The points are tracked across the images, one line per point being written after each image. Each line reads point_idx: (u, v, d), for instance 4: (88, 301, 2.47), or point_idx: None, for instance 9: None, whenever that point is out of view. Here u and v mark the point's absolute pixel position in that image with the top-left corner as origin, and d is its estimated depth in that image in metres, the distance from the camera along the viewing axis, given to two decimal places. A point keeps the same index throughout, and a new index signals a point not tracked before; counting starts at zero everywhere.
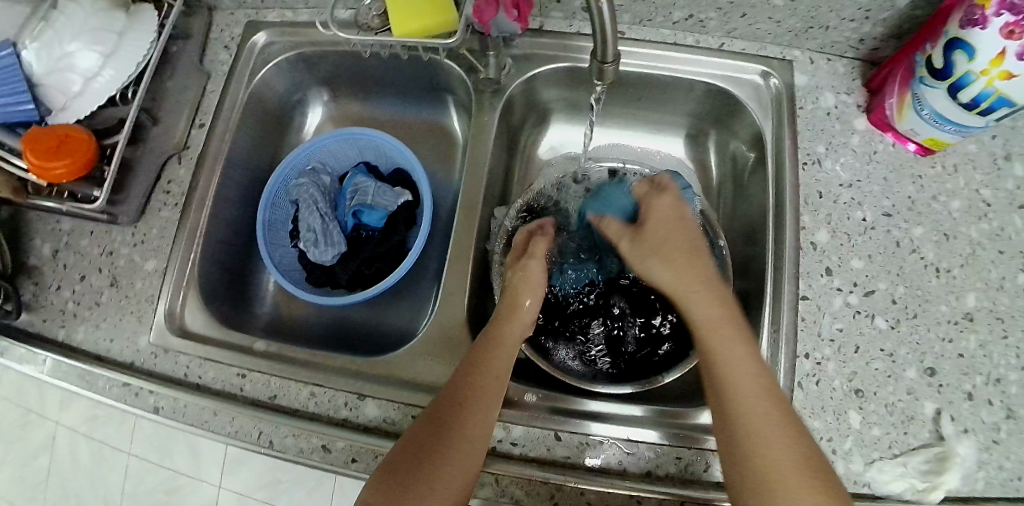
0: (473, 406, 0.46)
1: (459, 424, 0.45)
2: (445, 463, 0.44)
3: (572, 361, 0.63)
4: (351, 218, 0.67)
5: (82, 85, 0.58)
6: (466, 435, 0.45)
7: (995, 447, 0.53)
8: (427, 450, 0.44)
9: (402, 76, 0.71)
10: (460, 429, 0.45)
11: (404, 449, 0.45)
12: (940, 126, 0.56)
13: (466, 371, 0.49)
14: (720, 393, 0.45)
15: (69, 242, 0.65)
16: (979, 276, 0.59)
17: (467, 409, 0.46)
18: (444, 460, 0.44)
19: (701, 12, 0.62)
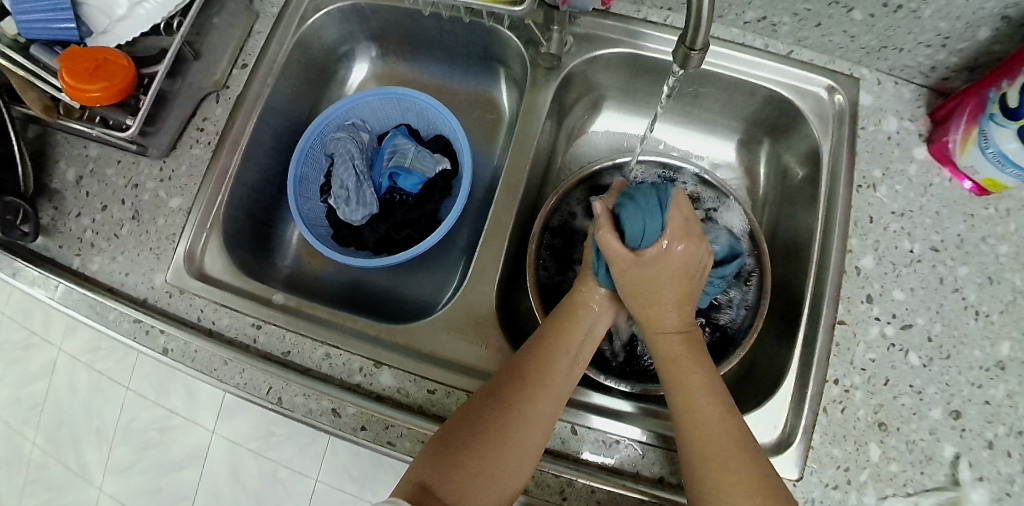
0: (543, 390, 0.47)
1: (517, 413, 0.45)
2: (506, 453, 0.44)
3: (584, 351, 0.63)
4: (386, 180, 0.66)
5: (127, 10, 0.57)
6: (523, 423, 0.45)
7: (1008, 499, 0.52)
8: (485, 432, 0.44)
9: (455, 41, 0.68)
10: (528, 408, 0.46)
11: (459, 427, 0.45)
12: (1003, 168, 0.54)
13: (536, 355, 0.49)
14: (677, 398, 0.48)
15: (94, 169, 0.63)
16: (1017, 325, 0.57)
17: (530, 398, 0.46)
18: (511, 437, 0.44)
19: (775, 15, 0.60)
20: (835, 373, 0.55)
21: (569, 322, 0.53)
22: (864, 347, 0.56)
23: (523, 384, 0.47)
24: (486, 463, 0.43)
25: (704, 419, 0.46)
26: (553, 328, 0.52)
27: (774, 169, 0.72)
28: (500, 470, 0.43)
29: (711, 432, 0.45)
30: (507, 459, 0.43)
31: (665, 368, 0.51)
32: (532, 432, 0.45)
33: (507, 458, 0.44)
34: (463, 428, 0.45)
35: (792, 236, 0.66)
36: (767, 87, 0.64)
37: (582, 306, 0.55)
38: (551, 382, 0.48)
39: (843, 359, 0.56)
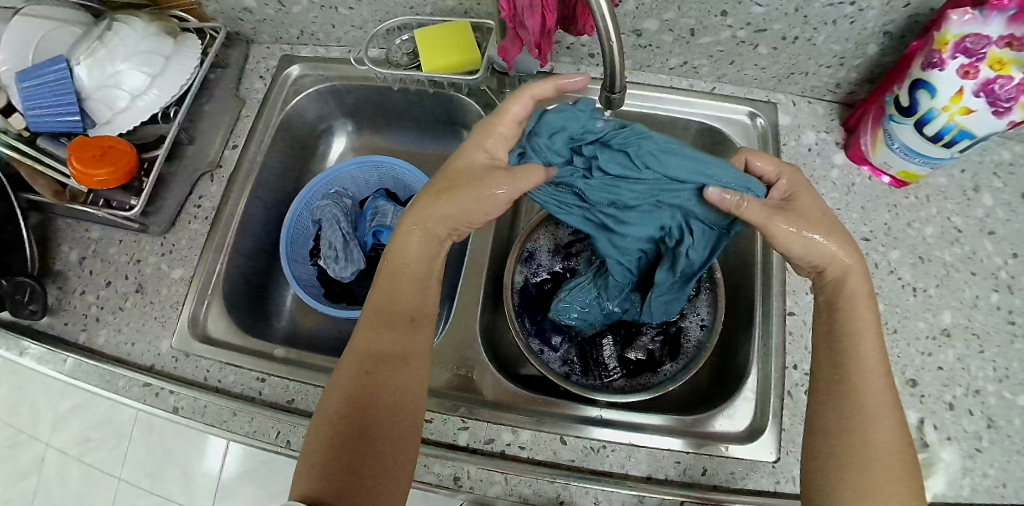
0: (392, 366, 0.48)
1: (381, 399, 0.46)
2: (385, 438, 0.45)
3: (555, 363, 0.65)
4: (370, 237, 0.73)
5: (128, 102, 0.63)
6: (387, 405, 0.46)
7: (979, 455, 0.57)
8: (355, 433, 0.45)
9: (422, 111, 0.76)
10: (380, 389, 0.47)
11: (329, 441, 0.44)
12: (910, 159, 0.62)
13: (371, 326, 0.50)
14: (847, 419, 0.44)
15: (96, 250, 0.68)
16: (954, 296, 0.63)
17: (381, 380, 0.47)
18: (377, 423, 0.45)
19: (694, 59, 0.69)
20: (793, 358, 0.59)
21: (388, 292, 0.51)
22: None
23: (374, 369, 0.47)
24: (377, 457, 0.44)
25: (876, 418, 0.44)
26: (383, 283, 0.52)
27: None
28: (388, 457, 0.45)
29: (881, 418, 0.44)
30: (391, 445, 0.45)
31: (840, 331, 0.48)
32: (401, 410, 0.47)
33: (386, 441, 0.45)
34: (329, 443, 0.44)
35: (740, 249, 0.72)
36: (699, 120, 0.72)
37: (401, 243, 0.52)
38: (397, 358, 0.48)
39: (797, 345, 0.60)
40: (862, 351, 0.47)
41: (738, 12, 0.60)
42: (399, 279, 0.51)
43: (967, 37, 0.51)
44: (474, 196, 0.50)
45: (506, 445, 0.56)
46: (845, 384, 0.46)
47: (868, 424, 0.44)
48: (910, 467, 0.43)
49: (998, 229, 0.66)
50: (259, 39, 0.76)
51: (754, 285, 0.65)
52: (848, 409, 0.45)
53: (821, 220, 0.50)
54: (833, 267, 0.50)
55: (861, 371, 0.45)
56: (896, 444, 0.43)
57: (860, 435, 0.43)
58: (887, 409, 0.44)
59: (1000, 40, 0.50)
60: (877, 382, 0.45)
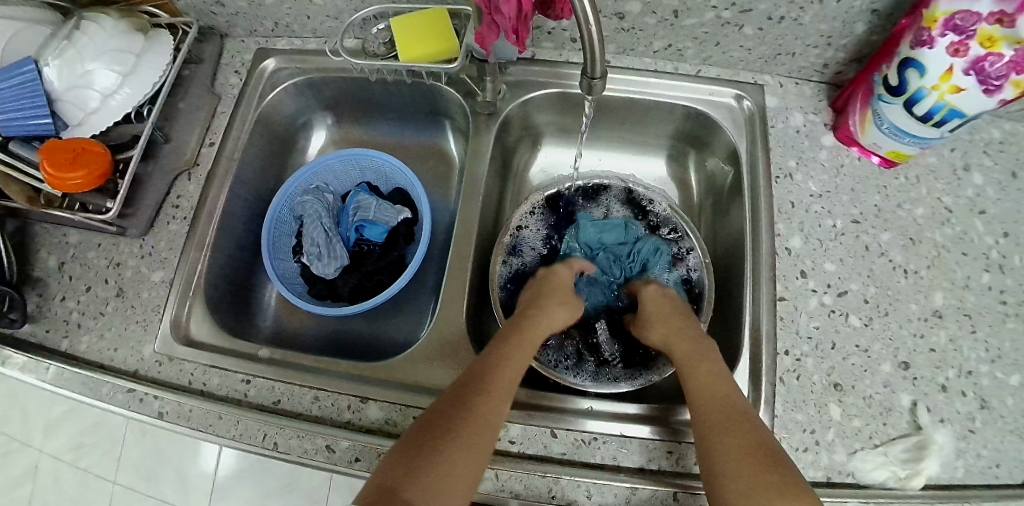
0: (494, 383, 0.51)
1: (460, 430, 0.47)
2: (462, 442, 0.46)
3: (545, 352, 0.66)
4: (354, 233, 0.71)
5: (99, 102, 0.61)
6: (478, 417, 0.48)
7: (972, 436, 0.57)
8: (426, 447, 0.45)
9: (401, 101, 0.74)
10: (478, 399, 0.49)
11: (405, 441, 0.46)
12: (900, 139, 0.61)
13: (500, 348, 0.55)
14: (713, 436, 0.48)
15: (75, 254, 0.67)
16: (945, 276, 0.63)
17: (480, 393, 0.49)
18: (463, 431, 0.47)
19: (679, 42, 0.68)
20: (785, 344, 0.59)
21: (506, 349, 0.54)
22: (808, 317, 0.60)
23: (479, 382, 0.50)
24: (426, 473, 0.43)
25: (733, 430, 0.47)
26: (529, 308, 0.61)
27: (704, 176, 0.77)
28: (459, 461, 0.45)
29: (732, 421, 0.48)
30: (447, 469, 0.44)
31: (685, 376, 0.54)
32: (473, 451, 0.46)
33: (461, 447, 0.46)
34: (405, 447, 0.46)
35: (728, 236, 0.71)
36: (685, 104, 0.71)
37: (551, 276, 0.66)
38: (487, 405, 0.49)
39: (790, 331, 0.60)
40: (697, 387, 0.53)
41: None
42: (518, 346, 0.55)
43: (956, 13, 0.50)
44: (568, 318, 0.63)
45: (496, 440, 0.55)
46: (693, 421, 0.51)
47: (712, 445, 0.48)
48: (773, 466, 0.45)
49: (988, 207, 0.65)
50: (233, 32, 0.74)
51: (744, 267, 0.65)
52: (704, 433, 0.49)
53: (674, 310, 0.62)
54: (673, 349, 0.58)
55: (701, 403, 0.51)
56: (744, 449, 0.46)
57: (715, 447, 0.47)
58: (734, 424, 0.48)
59: (990, 16, 0.49)
60: (711, 405, 0.50)
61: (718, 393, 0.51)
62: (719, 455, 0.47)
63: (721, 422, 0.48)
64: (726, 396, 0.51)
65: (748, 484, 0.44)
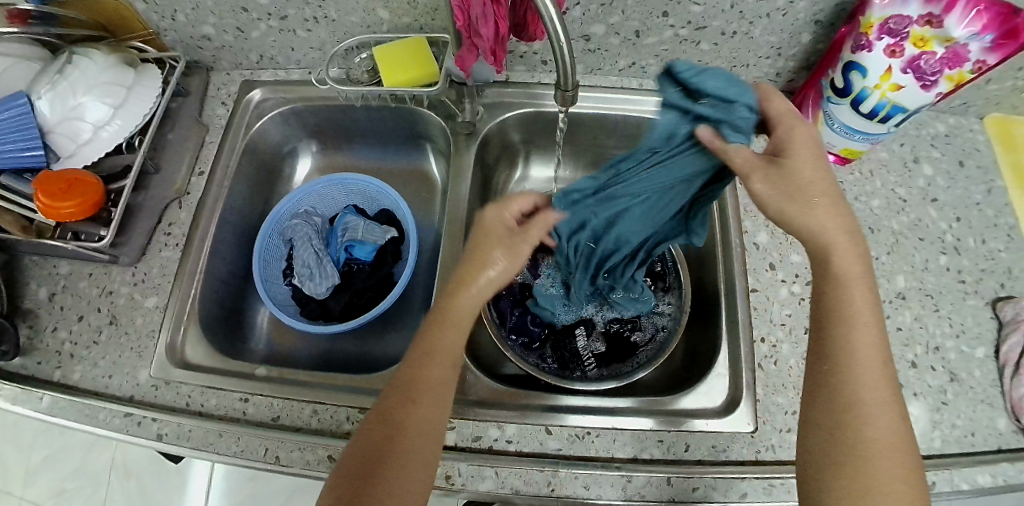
0: (420, 397, 0.48)
1: (403, 440, 0.46)
2: (402, 463, 0.45)
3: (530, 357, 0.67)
4: (343, 253, 0.73)
5: (91, 134, 0.63)
6: (409, 435, 0.46)
7: (944, 407, 0.61)
8: (375, 460, 0.45)
9: (384, 127, 0.78)
10: (404, 418, 0.47)
11: (350, 460, 0.46)
12: (850, 136, 0.66)
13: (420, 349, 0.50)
14: (836, 408, 0.44)
15: (66, 285, 0.67)
16: (905, 260, 0.67)
17: (408, 410, 0.47)
18: (396, 454, 0.46)
19: (642, 59, 0.73)
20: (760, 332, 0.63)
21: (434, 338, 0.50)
22: (780, 306, 0.64)
23: (404, 397, 0.48)
24: (382, 489, 0.44)
25: (875, 414, 0.43)
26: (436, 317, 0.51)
27: None
28: (401, 484, 0.45)
29: (879, 407, 0.43)
30: (400, 479, 0.45)
31: (836, 305, 0.46)
32: (419, 455, 0.46)
33: (400, 471, 0.45)
34: (351, 465, 0.46)
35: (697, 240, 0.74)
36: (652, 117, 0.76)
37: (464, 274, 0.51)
38: (416, 418, 0.47)
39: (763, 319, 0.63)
40: (854, 347, 0.45)
41: (678, 11, 0.64)
42: (446, 332, 0.50)
43: (889, 18, 0.56)
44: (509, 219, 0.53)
45: (494, 441, 0.57)
46: (833, 376, 0.45)
47: (859, 422, 0.43)
48: (910, 465, 0.42)
49: (940, 195, 0.71)
50: (219, 65, 0.77)
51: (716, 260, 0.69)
52: (866, 405, 0.43)
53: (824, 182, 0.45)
54: (814, 240, 0.46)
55: (853, 370, 0.44)
56: (893, 438, 0.43)
57: (852, 432, 0.43)
58: (881, 400, 0.44)
59: (920, 19, 0.55)
60: (874, 374, 0.44)
61: (876, 354, 0.44)
62: (858, 439, 0.42)
63: (882, 399, 0.43)
64: (881, 362, 0.45)
65: (895, 479, 0.41)
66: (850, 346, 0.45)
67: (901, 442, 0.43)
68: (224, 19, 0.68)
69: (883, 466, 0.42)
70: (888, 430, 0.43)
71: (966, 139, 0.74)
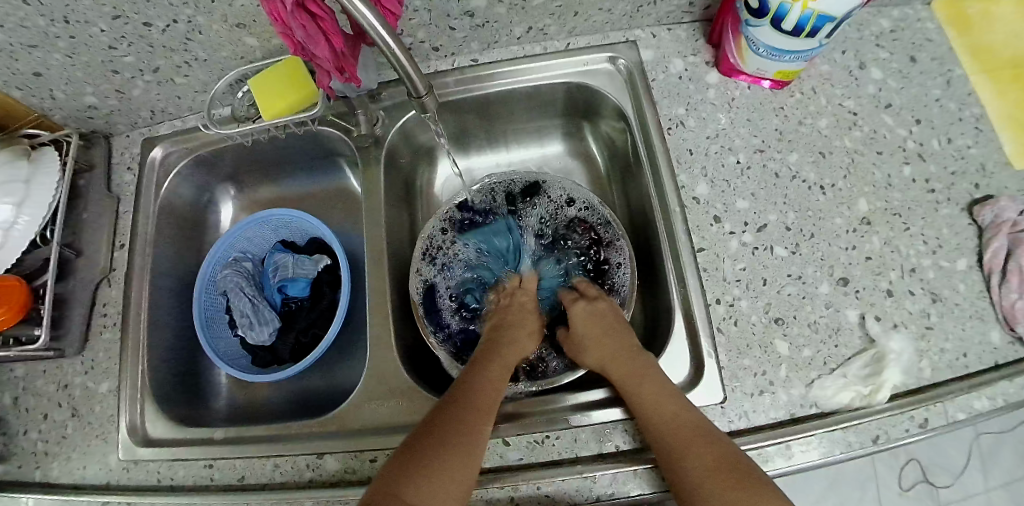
0: (484, 391, 0.52)
1: (465, 418, 0.49)
2: (457, 444, 0.47)
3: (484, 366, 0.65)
4: (278, 294, 0.70)
5: (2, 237, 0.62)
6: (474, 421, 0.49)
7: (931, 334, 0.56)
8: (429, 444, 0.48)
9: (294, 153, 0.74)
10: (466, 406, 0.51)
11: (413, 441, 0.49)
12: (780, 58, 0.60)
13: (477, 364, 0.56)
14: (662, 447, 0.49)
15: (26, 386, 0.67)
16: (865, 181, 0.62)
17: (471, 397, 0.52)
18: (461, 433, 0.48)
19: (537, 22, 0.65)
20: (713, 294, 0.58)
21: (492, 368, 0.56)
22: (732, 261, 0.59)
23: (466, 391, 0.52)
24: (429, 471, 0.46)
25: (689, 449, 0.47)
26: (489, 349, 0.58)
27: (602, 141, 0.75)
28: (457, 461, 0.46)
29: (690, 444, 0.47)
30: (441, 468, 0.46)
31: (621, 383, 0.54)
32: (473, 440, 0.48)
33: (456, 448, 0.47)
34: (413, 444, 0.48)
35: (640, 201, 0.68)
36: (562, 80, 0.69)
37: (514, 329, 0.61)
38: (480, 407, 0.51)
39: (716, 279, 0.59)
40: (648, 398, 0.51)
41: None
42: (495, 367, 0.56)
43: None
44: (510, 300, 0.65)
45: None
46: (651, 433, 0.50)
47: (676, 462, 0.47)
48: (740, 478, 0.45)
49: (895, 99, 0.65)
50: (116, 129, 0.74)
51: (657, 219, 0.63)
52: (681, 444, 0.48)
53: (607, 324, 0.60)
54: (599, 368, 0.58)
55: (655, 418, 0.50)
56: (709, 461, 0.46)
57: (681, 463, 0.47)
58: (691, 442, 0.48)
59: None
60: (659, 410, 0.50)
61: (664, 407, 0.50)
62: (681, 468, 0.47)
63: (686, 435, 0.48)
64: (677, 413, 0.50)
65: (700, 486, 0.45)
66: (635, 401, 0.52)
67: (717, 461, 0.46)
68: (100, 86, 0.65)
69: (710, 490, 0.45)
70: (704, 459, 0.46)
71: (916, 30, 0.67)
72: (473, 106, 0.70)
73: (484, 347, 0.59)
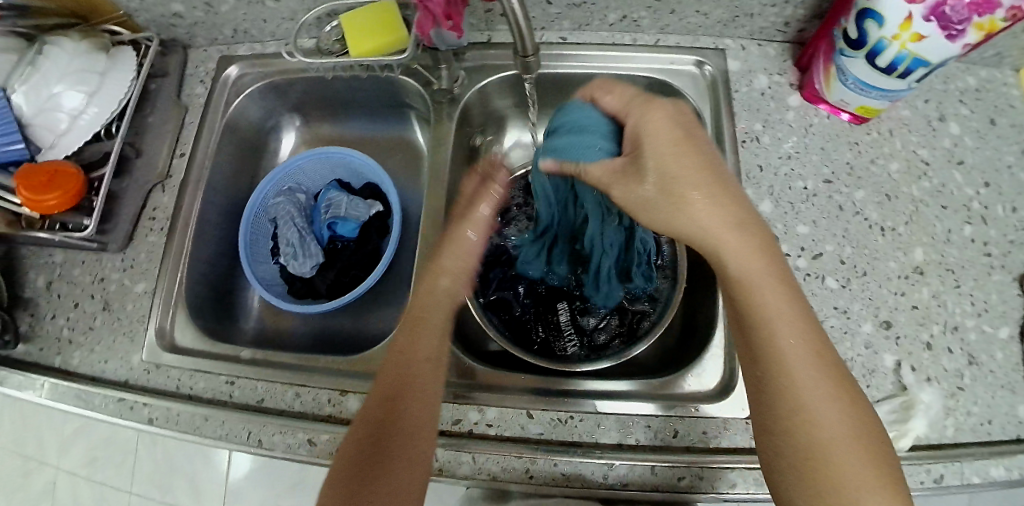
0: (411, 397, 0.48)
1: (401, 425, 0.46)
2: (398, 456, 0.45)
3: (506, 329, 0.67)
4: (326, 230, 0.72)
5: (68, 123, 0.62)
6: (407, 431, 0.46)
7: (960, 394, 0.57)
8: (374, 453, 0.45)
9: (366, 96, 0.75)
10: (399, 417, 0.46)
11: (354, 449, 0.46)
12: (866, 93, 0.60)
13: (392, 361, 0.50)
14: (778, 388, 0.42)
15: (61, 273, 0.68)
16: (925, 232, 0.62)
17: (403, 402, 0.47)
18: (398, 447, 0.45)
19: (634, 12, 0.66)
20: None
21: (408, 347, 0.51)
22: None
23: (399, 394, 0.48)
24: (379, 483, 0.43)
25: (811, 398, 0.41)
26: (405, 328, 0.52)
27: None
28: (397, 473, 0.44)
29: (817, 380, 0.41)
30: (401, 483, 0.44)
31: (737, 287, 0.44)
32: (415, 445, 0.46)
33: (399, 461, 0.45)
34: (354, 451, 0.45)
35: None
36: (645, 75, 0.69)
37: (431, 293, 0.54)
38: (419, 413, 0.47)
39: None
40: (774, 318, 0.43)
41: None
42: (417, 357, 0.50)
43: None
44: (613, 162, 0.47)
45: (473, 425, 0.56)
46: (772, 363, 0.42)
47: (804, 404, 0.41)
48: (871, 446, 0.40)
49: (967, 157, 0.65)
50: (195, 42, 0.75)
51: None
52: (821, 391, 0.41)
53: (691, 170, 0.43)
54: (703, 241, 0.44)
55: (779, 356, 0.42)
56: (844, 426, 0.40)
57: (798, 404, 0.41)
58: (825, 395, 0.41)
59: None
60: (793, 337, 0.42)
61: (791, 330, 0.42)
62: (809, 416, 0.40)
63: (819, 379, 0.41)
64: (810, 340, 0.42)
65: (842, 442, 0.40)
66: (758, 315, 0.43)
67: (853, 433, 0.40)
68: None
69: (841, 455, 0.39)
70: (835, 418, 0.40)
71: (1000, 94, 0.67)
72: (552, 84, 0.71)
73: (410, 305, 0.54)
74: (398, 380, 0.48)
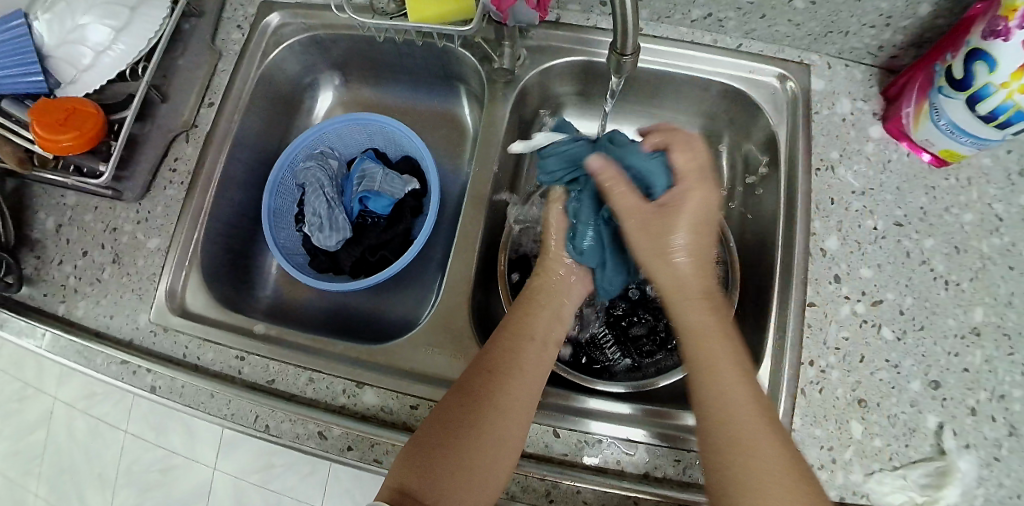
0: (505, 379, 0.47)
1: (490, 409, 0.45)
2: (477, 439, 0.44)
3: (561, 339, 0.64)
4: (357, 204, 0.67)
5: (93, 59, 0.58)
6: (497, 418, 0.45)
7: (995, 464, 0.53)
8: (458, 428, 0.44)
9: (414, 62, 0.69)
10: (494, 398, 0.46)
11: (432, 430, 0.44)
12: (956, 138, 0.55)
13: (500, 345, 0.50)
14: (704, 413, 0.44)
15: (72, 217, 0.63)
16: (988, 291, 0.58)
17: (495, 390, 0.46)
18: (486, 429, 0.44)
19: (720, 11, 0.61)
20: (810, 354, 0.56)
21: (521, 322, 0.52)
22: (837, 326, 0.57)
23: (487, 379, 0.47)
24: (456, 461, 0.43)
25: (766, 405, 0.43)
26: (519, 308, 0.54)
27: (736, 158, 0.72)
28: (480, 458, 0.43)
29: (744, 410, 0.42)
30: (488, 450, 0.44)
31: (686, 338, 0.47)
32: (497, 439, 0.44)
33: (483, 451, 0.43)
34: (436, 430, 0.44)
35: (760, 229, 0.66)
36: (722, 80, 0.65)
37: (549, 291, 0.56)
38: (507, 403, 0.46)
39: (817, 340, 0.56)
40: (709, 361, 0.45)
41: None
42: (525, 341, 0.50)
43: None
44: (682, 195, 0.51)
45: None
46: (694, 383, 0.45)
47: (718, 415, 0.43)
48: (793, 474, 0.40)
49: None
50: None
51: (775, 264, 0.61)
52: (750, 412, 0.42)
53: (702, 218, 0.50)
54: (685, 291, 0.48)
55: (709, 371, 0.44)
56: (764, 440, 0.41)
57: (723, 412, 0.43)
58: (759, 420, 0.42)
59: None
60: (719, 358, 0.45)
61: (729, 361, 0.45)
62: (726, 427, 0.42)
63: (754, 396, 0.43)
64: (739, 365, 0.44)
65: (744, 464, 0.40)
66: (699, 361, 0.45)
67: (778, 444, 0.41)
68: None
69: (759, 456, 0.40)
70: (752, 420, 0.42)
71: None
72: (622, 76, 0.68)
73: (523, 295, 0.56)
74: (491, 366, 0.48)
